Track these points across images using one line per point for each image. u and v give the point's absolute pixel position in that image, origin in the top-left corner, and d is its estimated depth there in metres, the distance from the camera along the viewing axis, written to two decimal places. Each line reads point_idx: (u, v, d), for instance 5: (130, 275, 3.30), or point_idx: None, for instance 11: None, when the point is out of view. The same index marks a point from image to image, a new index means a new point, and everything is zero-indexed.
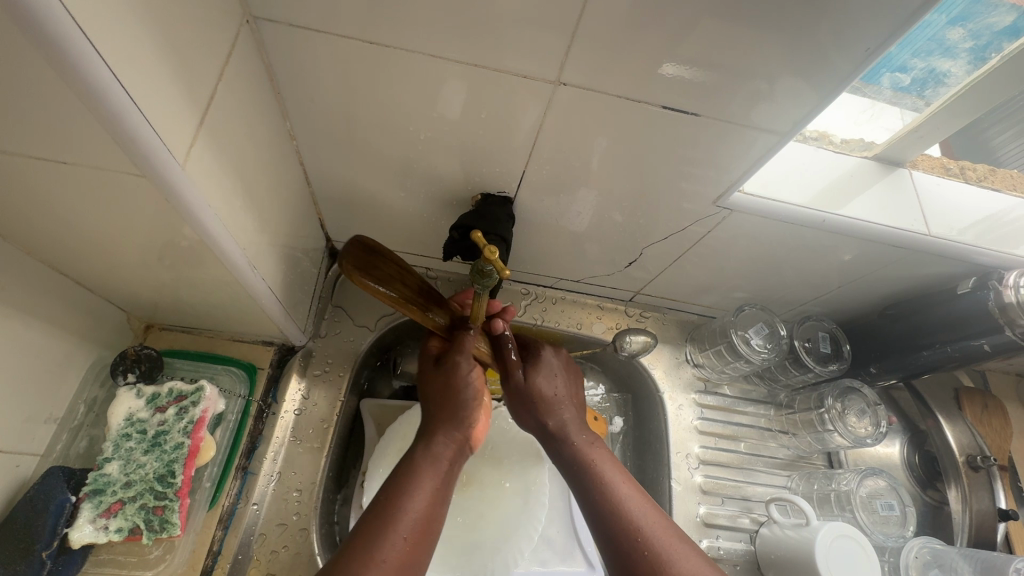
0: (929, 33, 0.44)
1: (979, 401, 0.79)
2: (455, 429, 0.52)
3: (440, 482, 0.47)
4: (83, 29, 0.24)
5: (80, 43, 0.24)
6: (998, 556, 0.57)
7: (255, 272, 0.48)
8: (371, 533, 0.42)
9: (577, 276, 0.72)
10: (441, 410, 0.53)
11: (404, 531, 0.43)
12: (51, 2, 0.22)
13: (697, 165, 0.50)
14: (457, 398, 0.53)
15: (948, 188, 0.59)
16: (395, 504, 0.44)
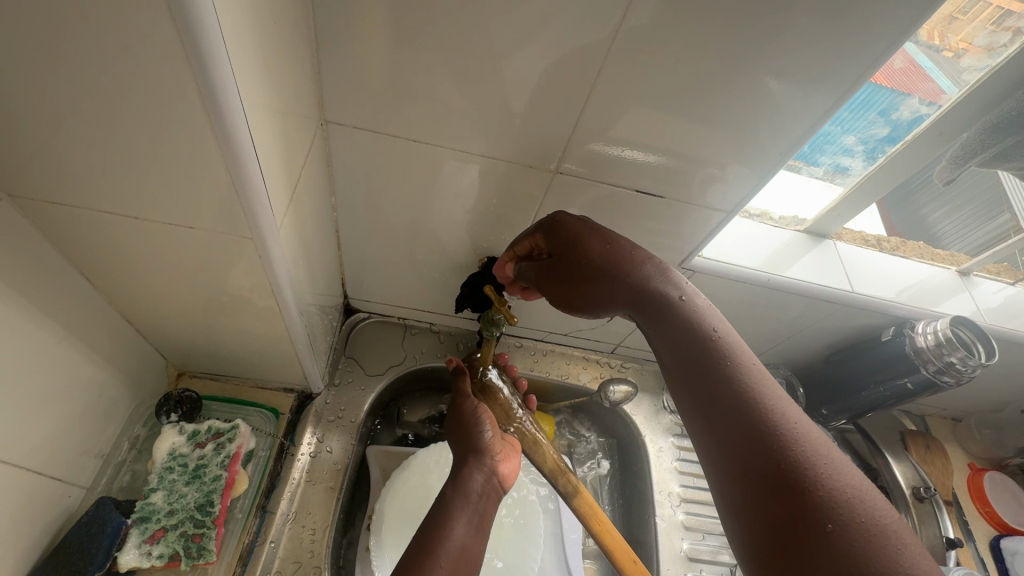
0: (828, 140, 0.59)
1: (922, 442, 0.90)
2: (479, 466, 0.60)
3: (471, 511, 0.57)
4: (251, 130, 0.34)
5: (247, 146, 0.34)
6: (942, 569, 0.64)
7: (301, 319, 0.56)
8: (410, 562, 0.50)
9: (566, 331, 0.81)
10: (466, 448, 0.63)
11: (444, 562, 0.50)
12: (239, 121, 0.32)
13: (665, 234, 0.62)
14: (475, 437, 0.63)
15: (866, 258, 0.72)
16: (439, 534, 0.52)
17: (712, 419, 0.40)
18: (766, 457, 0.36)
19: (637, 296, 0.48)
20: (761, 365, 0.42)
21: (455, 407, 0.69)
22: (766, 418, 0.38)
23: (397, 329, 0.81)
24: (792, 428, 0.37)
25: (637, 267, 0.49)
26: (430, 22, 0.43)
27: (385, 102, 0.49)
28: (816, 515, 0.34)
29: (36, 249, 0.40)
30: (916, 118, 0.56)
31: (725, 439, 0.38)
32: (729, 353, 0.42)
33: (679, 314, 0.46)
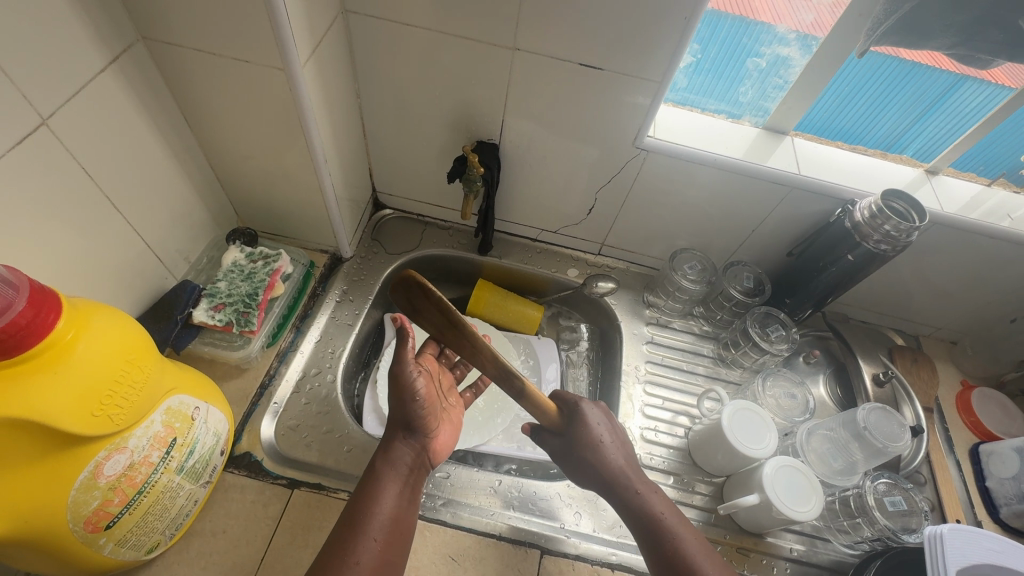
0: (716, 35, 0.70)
1: (909, 356, 0.91)
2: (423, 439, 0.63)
3: (402, 482, 0.59)
4: None
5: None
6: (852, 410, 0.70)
7: (329, 175, 0.73)
8: (341, 541, 0.53)
9: (554, 228, 0.94)
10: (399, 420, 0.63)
11: (377, 534, 0.54)
12: None
13: (617, 116, 0.72)
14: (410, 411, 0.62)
15: (824, 152, 0.78)
16: (370, 509, 0.56)
17: (637, 533, 0.62)
18: None
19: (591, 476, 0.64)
20: (649, 488, 0.63)
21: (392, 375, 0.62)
22: (669, 537, 0.60)
23: (415, 224, 0.98)
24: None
25: (591, 459, 0.63)
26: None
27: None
28: None
29: (154, 88, 0.61)
30: (835, 2, 0.65)
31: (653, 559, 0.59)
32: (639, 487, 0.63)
33: (609, 471, 0.63)
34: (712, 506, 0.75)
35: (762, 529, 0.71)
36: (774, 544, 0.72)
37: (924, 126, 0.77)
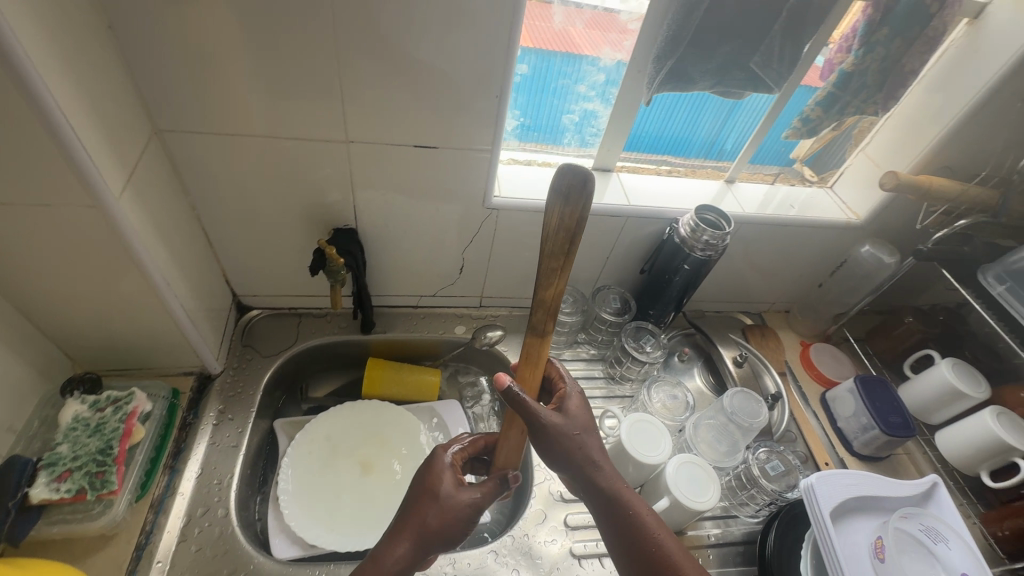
0: (528, 80, 0.77)
1: (759, 331, 1.07)
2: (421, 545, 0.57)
3: None
4: (69, 122, 0.48)
5: (65, 133, 0.47)
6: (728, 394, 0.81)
7: (175, 296, 0.68)
8: None
9: (432, 291, 0.96)
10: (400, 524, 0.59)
11: None
12: (54, 115, 0.46)
13: (460, 184, 0.77)
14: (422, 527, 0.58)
15: (645, 181, 0.91)
16: None
17: (607, 525, 0.60)
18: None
19: (574, 475, 0.62)
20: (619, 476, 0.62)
21: (427, 465, 0.64)
22: (644, 537, 0.58)
23: (288, 319, 0.94)
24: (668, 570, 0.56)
25: (567, 447, 0.61)
26: (213, 32, 0.56)
27: (199, 112, 0.63)
28: None
29: None
30: (618, 62, 0.77)
31: (623, 549, 0.59)
32: (618, 484, 0.61)
33: (580, 459, 0.61)
34: None
35: (683, 527, 0.76)
36: (696, 537, 0.78)
37: (735, 121, 0.88)
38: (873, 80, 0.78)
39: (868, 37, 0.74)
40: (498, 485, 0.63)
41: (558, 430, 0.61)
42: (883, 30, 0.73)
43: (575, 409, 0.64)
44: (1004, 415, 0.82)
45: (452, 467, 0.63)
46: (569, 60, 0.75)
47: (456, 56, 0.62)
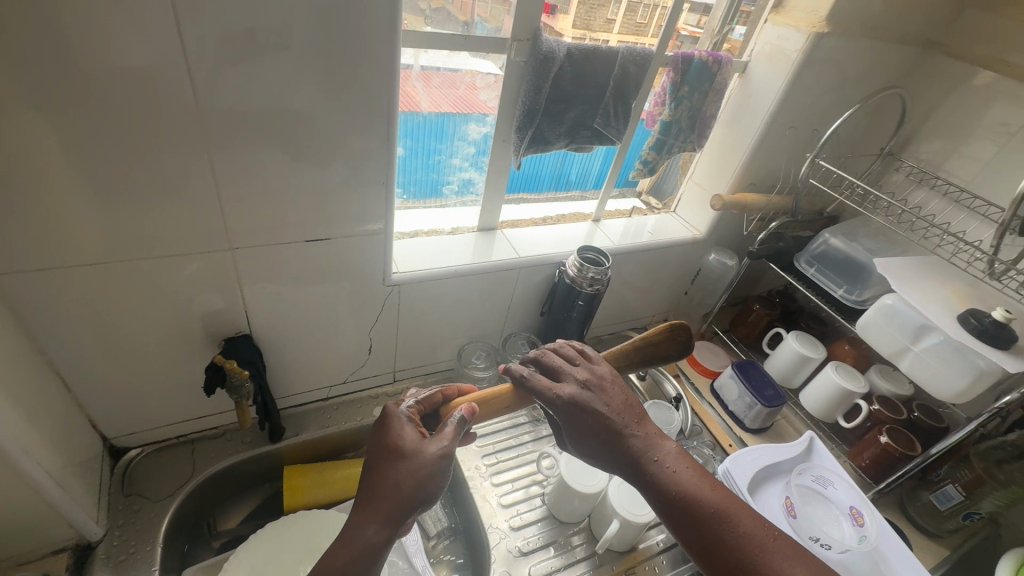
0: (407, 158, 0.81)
1: None
2: (387, 503, 0.53)
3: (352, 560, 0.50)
4: None
5: None
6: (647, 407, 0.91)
7: (34, 464, 0.57)
8: None
9: (343, 379, 0.92)
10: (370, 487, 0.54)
11: None
12: None
13: (357, 268, 0.76)
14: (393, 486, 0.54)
15: (527, 232, 0.99)
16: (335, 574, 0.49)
17: (664, 510, 0.58)
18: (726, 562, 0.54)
19: (614, 453, 0.60)
20: (664, 453, 0.60)
21: (381, 426, 0.59)
22: (707, 521, 0.56)
23: (179, 448, 0.83)
24: (737, 547, 0.54)
25: (591, 419, 0.60)
26: (54, 163, 0.50)
27: (40, 248, 0.55)
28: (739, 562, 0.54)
29: None
30: (484, 135, 0.84)
31: (688, 536, 0.57)
32: (654, 450, 0.60)
33: (610, 432, 0.60)
34: (592, 550, 0.83)
35: (632, 545, 0.82)
36: (646, 548, 0.84)
37: (574, 156, 0.99)
38: (686, 124, 0.96)
39: (674, 94, 0.91)
40: (461, 421, 0.60)
41: (584, 403, 0.60)
42: (683, 88, 0.91)
43: (591, 377, 0.63)
44: (838, 368, 1.03)
45: (411, 420, 0.60)
46: (439, 136, 0.81)
47: (338, 160, 0.63)
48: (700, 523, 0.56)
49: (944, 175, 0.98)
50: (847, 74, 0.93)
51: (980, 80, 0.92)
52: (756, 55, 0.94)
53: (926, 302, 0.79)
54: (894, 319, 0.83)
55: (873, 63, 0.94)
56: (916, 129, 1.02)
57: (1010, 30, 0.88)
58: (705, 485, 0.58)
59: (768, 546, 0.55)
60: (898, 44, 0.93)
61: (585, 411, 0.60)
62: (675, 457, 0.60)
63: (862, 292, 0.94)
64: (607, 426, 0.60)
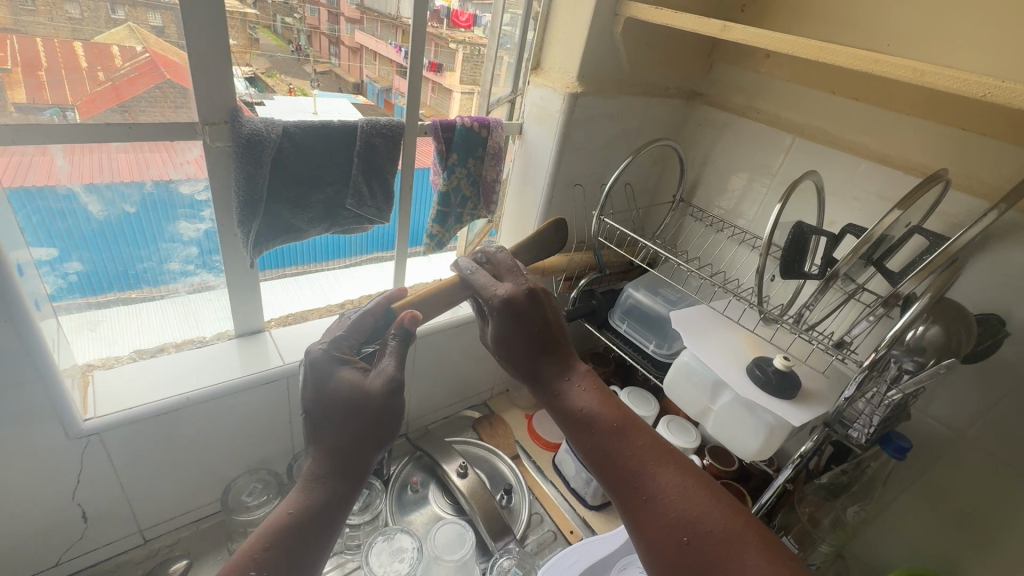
0: (92, 271, 0.66)
1: (486, 422, 1.11)
2: (361, 431, 0.60)
3: (316, 482, 0.59)
4: None
5: None
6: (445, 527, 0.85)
7: None
8: (264, 554, 0.53)
9: (53, 558, 0.70)
10: (325, 411, 0.61)
11: (289, 530, 0.55)
12: None
13: (11, 423, 0.58)
14: (354, 405, 0.61)
15: (304, 329, 0.87)
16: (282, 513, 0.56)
17: (573, 424, 0.65)
18: (625, 472, 0.59)
19: (536, 365, 0.69)
20: (580, 376, 0.68)
21: (316, 371, 0.64)
22: (613, 435, 0.62)
23: None
24: (638, 459, 0.59)
25: (528, 322, 0.68)
26: None
27: None
28: (639, 471, 0.59)
29: None
30: (207, 234, 0.70)
31: (593, 450, 0.62)
32: (567, 375, 0.67)
33: (539, 339, 0.68)
34: None
35: None
36: None
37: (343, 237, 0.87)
38: (469, 192, 0.90)
39: (444, 163, 0.85)
40: (400, 341, 0.66)
41: (523, 311, 0.67)
42: (453, 156, 0.85)
43: (515, 296, 0.68)
44: (670, 424, 0.98)
45: (344, 361, 0.65)
46: (132, 242, 0.67)
47: None
48: (604, 435, 0.62)
49: (727, 218, 1.00)
50: (617, 129, 0.93)
51: (736, 127, 0.96)
52: (528, 118, 0.91)
53: (713, 357, 0.76)
54: (692, 377, 0.80)
55: (640, 117, 0.96)
56: (697, 175, 1.04)
57: (749, 80, 0.94)
58: (616, 405, 0.64)
59: (664, 463, 0.59)
60: (660, 98, 0.96)
61: (529, 317, 0.68)
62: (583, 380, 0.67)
63: (671, 344, 0.91)
64: (536, 336, 0.68)
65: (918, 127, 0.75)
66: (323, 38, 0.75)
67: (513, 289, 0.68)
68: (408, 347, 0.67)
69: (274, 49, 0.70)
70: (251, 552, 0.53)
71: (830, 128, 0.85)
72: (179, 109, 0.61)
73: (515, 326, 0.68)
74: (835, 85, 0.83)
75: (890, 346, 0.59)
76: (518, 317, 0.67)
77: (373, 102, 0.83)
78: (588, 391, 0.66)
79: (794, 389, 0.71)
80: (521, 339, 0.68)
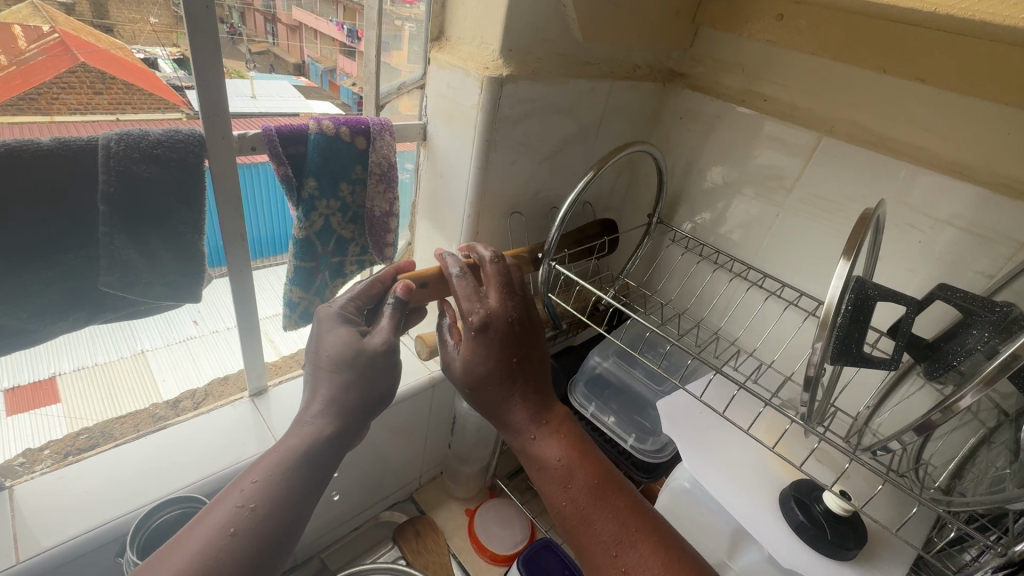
0: None
1: (411, 532, 0.82)
2: (358, 385, 0.49)
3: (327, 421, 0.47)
4: None
5: None
6: None
7: None
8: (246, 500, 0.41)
9: None
10: (329, 353, 0.49)
11: (273, 480, 0.43)
12: None
13: None
14: (353, 351, 0.49)
15: (80, 471, 0.56)
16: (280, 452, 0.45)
17: (542, 476, 0.48)
18: (603, 537, 0.45)
19: (499, 399, 0.50)
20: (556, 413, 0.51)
21: (315, 332, 0.51)
22: (591, 494, 0.46)
23: None
24: (620, 521, 0.45)
25: (513, 342, 0.49)
26: None
27: None
28: (619, 539, 0.44)
29: None
30: None
31: (566, 506, 0.47)
32: (540, 411, 0.50)
33: (511, 370, 0.49)
34: None
35: None
36: None
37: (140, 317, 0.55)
38: (347, 234, 0.59)
39: (296, 195, 0.53)
40: (398, 306, 0.50)
41: (506, 326, 0.49)
42: (309, 182, 0.52)
43: (493, 317, 0.49)
44: None
45: (345, 320, 0.51)
46: None
47: None
48: (578, 492, 0.46)
49: (722, 246, 0.74)
50: (567, 129, 0.64)
51: (733, 121, 0.69)
52: (433, 115, 0.61)
53: (726, 490, 0.50)
54: (694, 511, 0.55)
55: (602, 109, 0.66)
56: (679, 188, 0.77)
57: (750, 54, 0.66)
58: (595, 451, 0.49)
59: (646, 529, 0.45)
60: (628, 80, 0.67)
61: (510, 331, 0.49)
62: (553, 424, 0.49)
63: (657, 439, 0.64)
64: (507, 363, 0.49)
65: (1013, 125, 0.50)
66: (257, 15, 0.51)
67: (493, 306, 0.50)
68: (407, 315, 0.52)
69: (208, 32, 0.45)
70: (227, 509, 0.40)
71: (874, 124, 0.58)
72: (117, 112, 0.43)
73: (502, 344, 0.49)
74: (884, 61, 0.56)
75: None
76: (506, 333, 0.49)
77: (318, 85, 0.61)
78: (563, 434, 0.49)
79: (858, 546, 0.45)
80: (488, 366, 0.49)
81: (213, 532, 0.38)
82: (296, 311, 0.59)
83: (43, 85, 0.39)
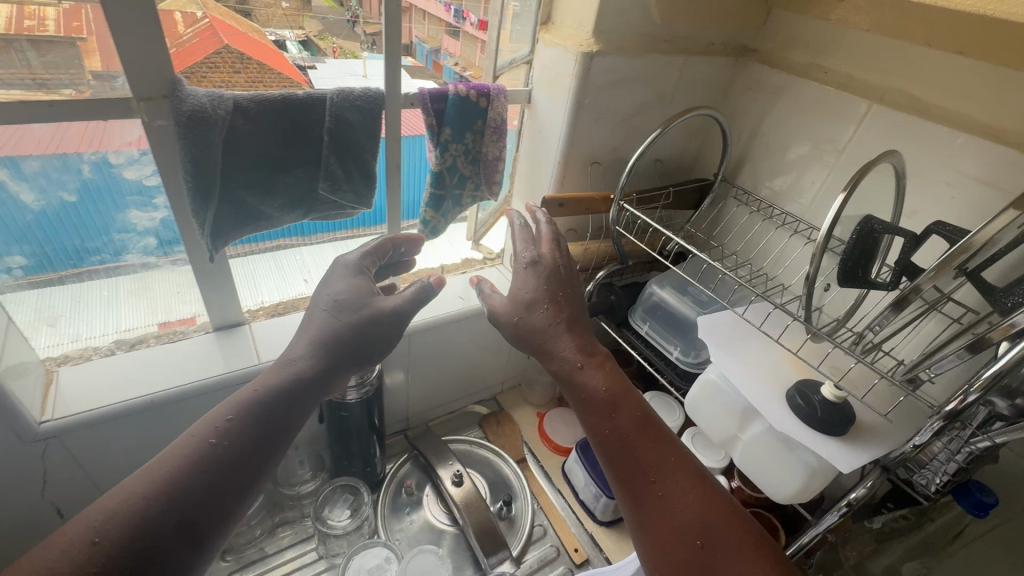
0: (38, 265, 0.61)
1: (494, 421, 1.03)
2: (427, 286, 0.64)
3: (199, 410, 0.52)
4: None
5: None
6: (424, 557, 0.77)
7: None
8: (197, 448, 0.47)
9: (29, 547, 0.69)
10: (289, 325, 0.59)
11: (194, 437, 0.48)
12: None
13: None
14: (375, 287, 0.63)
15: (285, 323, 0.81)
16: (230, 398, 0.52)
17: (589, 405, 0.58)
18: (643, 463, 0.55)
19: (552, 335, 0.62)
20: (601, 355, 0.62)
21: (329, 277, 0.65)
22: (635, 427, 0.57)
23: None
24: (659, 454, 0.55)
25: (558, 280, 0.64)
26: None
27: None
28: (657, 464, 0.55)
29: None
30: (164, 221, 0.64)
31: (611, 434, 0.57)
32: (590, 354, 0.62)
33: (559, 307, 0.63)
34: None
35: None
36: None
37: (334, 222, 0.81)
38: (467, 172, 0.79)
39: (437, 139, 0.73)
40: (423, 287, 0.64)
41: (555, 271, 0.64)
42: (446, 130, 0.73)
43: (542, 258, 0.65)
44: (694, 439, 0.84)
45: (358, 270, 0.65)
46: (82, 228, 0.61)
47: None
48: (622, 424, 0.57)
49: (777, 201, 0.84)
50: (645, 95, 0.78)
51: (795, 90, 0.79)
52: (537, 83, 0.78)
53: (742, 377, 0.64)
54: (720, 400, 0.69)
55: (676, 80, 0.80)
56: (744, 150, 0.88)
57: (815, 31, 0.75)
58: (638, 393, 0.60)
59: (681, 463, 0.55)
60: (702, 55, 0.80)
61: (557, 275, 0.64)
62: (598, 361, 0.61)
63: (699, 353, 0.78)
64: (561, 301, 0.63)
65: None
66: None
67: (555, 258, 0.65)
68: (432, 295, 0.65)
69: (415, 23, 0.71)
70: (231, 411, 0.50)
71: (920, 92, 0.66)
72: (250, 86, 0.59)
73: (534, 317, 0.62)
74: (930, 36, 0.64)
75: (983, 390, 0.45)
76: (559, 277, 0.64)
77: (422, 61, 0.74)
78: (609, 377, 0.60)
79: (845, 426, 0.57)
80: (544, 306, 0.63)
81: (184, 465, 0.46)
82: (428, 225, 0.81)
83: (194, 65, 0.56)
